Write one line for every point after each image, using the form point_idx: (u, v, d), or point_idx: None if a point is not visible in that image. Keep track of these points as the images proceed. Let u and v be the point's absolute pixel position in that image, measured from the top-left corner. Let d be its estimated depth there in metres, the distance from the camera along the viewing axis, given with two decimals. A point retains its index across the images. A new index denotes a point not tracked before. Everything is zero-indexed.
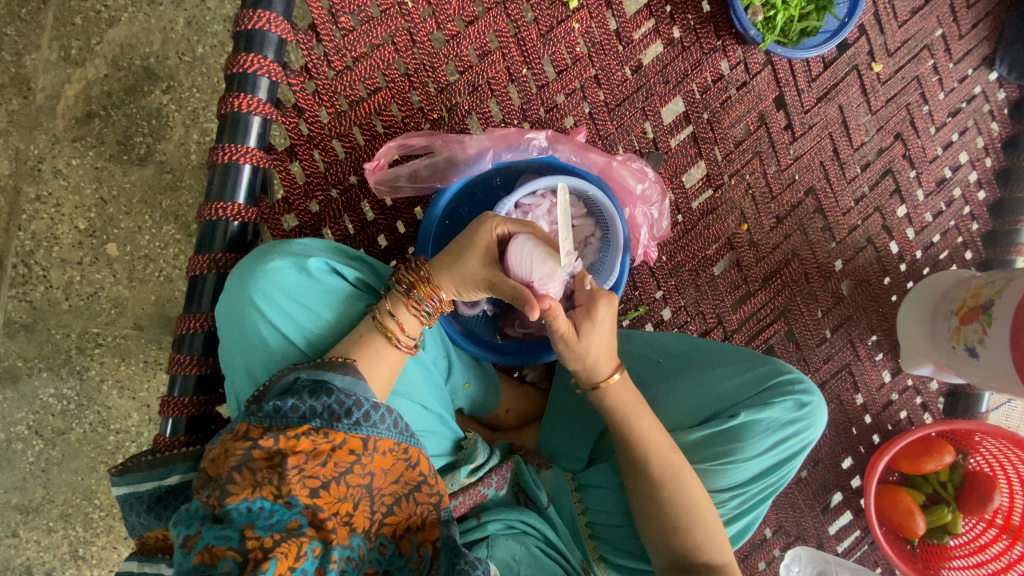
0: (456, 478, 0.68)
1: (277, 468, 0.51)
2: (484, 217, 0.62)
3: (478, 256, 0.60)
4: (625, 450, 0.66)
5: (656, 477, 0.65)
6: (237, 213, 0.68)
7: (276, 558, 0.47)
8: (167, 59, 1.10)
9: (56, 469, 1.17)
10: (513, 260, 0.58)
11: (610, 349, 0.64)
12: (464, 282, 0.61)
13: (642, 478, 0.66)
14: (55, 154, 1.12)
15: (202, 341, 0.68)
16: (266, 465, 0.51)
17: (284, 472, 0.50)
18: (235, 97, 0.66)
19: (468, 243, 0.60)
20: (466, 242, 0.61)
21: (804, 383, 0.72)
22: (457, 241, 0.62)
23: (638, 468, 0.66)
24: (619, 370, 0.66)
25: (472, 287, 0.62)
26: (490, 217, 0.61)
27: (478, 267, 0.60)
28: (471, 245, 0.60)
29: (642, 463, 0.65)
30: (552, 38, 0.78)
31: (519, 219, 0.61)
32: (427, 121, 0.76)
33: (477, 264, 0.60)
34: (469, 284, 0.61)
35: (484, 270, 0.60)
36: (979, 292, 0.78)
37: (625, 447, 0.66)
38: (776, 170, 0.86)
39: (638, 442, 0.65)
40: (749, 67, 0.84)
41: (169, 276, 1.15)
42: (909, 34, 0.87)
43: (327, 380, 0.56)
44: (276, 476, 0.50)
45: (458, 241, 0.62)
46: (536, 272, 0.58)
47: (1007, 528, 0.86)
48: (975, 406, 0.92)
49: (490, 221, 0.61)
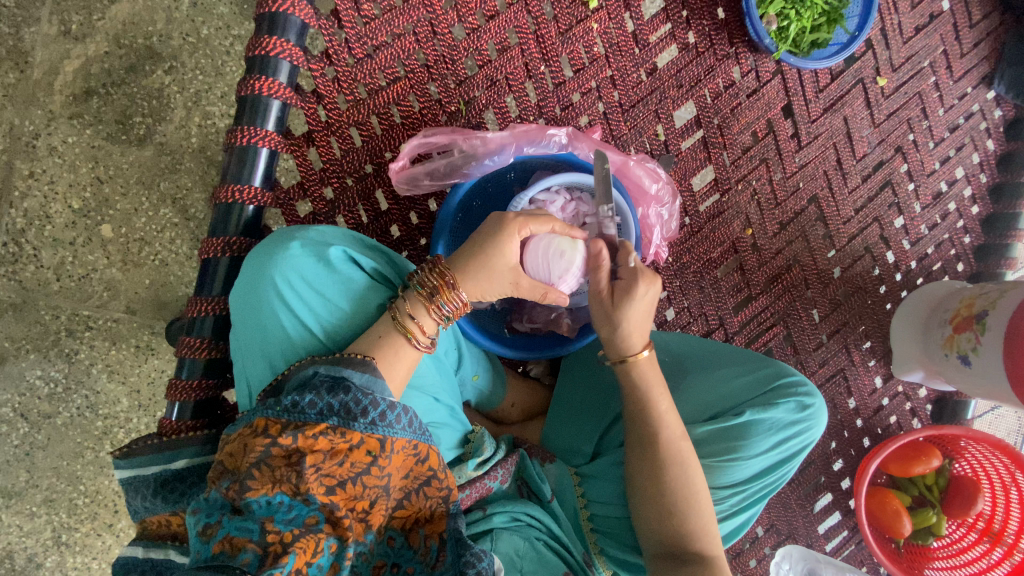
0: (464, 471, 0.69)
1: (295, 466, 0.51)
2: (504, 218, 0.63)
3: (503, 260, 0.62)
4: (639, 425, 0.68)
5: (666, 458, 0.66)
6: (253, 197, 0.68)
7: (294, 553, 0.48)
8: (171, 39, 1.08)
9: (41, 453, 1.14)
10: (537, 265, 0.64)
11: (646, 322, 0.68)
12: (490, 284, 0.63)
13: (650, 458, 0.67)
14: (51, 131, 1.09)
15: (212, 325, 0.68)
16: (284, 463, 0.51)
17: (303, 470, 0.51)
18: (256, 79, 0.66)
19: (496, 249, 0.62)
20: (493, 250, 0.62)
21: (806, 385, 0.74)
22: (482, 248, 0.62)
23: (645, 446, 0.67)
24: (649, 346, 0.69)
25: (495, 287, 0.63)
26: (513, 219, 0.62)
27: (504, 271, 0.62)
28: (499, 249, 0.62)
29: (652, 442, 0.67)
30: (571, 36, 0.78)
31: (540, 217, 0.63)
32: (445, 113, 0.76)
33: (503, 266, 0.62)
34: (495, 286, 0.63)
35: (512, 273, 0.63)
36: (972, 303, 0.81)
37: (639, 425, 0.67)
38: (782, 177, 0.88)
39: (652, 419, 0.67)
40: (760, 75, 0.86)
41: (165, 260, 1.13)
42: (912, 51, 0.90)
43: (345, 376, 0.56)
44: (295, 473, 0.51)
45: (483, 245, 0.62)
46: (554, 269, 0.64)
47: (988, 532, 0.89)
48: (962, 413, 0.95)
49: (515, 224, 0.62)
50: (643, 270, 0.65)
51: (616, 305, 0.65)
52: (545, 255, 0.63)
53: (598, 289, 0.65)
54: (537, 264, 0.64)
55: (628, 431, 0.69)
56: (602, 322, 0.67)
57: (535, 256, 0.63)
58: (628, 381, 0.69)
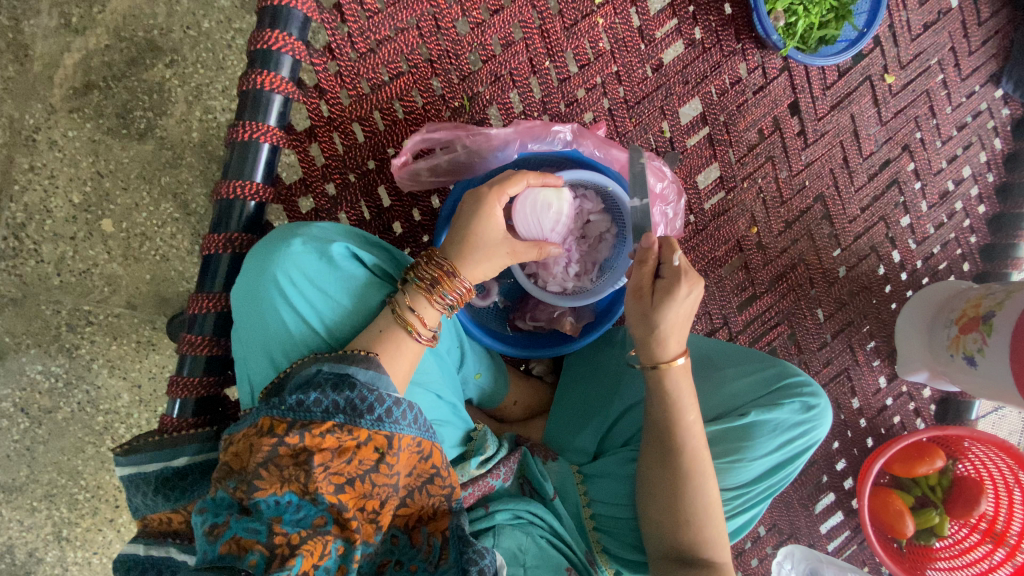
0: (467, 469, 0.68)
1: (303, 465, 0.51)
2: (479, 191, 0.62)
3: (489, 232, 0.61)
4: (659, 430, 0.67)
5: (687, 467, 0.65)
6: (255, 193, 0.67)
7: (302, 556, 0.48)
8: (172, 33, 1.07)
9: (42, 448, 1.14)
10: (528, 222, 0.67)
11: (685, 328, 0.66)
12: (486, 257, 0.62)
13: (670, 466, 0.66)
14: (52, 124, 1.08)
15: (213, 322, 0.67)
16: (292, 462, 0.51)
17: (311, 469, 0.50)
18: (257, 73, 0.65)
19: (476, 220, 0.61)
20: (475, 221, 0.61)
21: (811, 386, 0.73)
22: (463, 223, 0.62)
23: (663, 452, 0.67)
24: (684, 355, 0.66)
25: (490, 261, 0.62)
26: (488, 189, 0.62)
27: (494, 240, 0.62)
28: (480, 219, 0.61)
29: (673, 447, 0.66)
30: (576, 31, 0.78)
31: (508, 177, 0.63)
32: (448, 109, 0.75)
33: (491, 235, 0.62)
34: (492, 262, 0.63)
35: (503, 242, 0.62)
36: (978, 303, 0.81)
37: (664, 431, 0.66)
38: (788, 175, 0.88)
39: (678, 427, 0.66)
40: (767, 72, 0.85)
41: (166, 255, 1.13)
42: (920, 48, 0.89)
43: (350, 373, 0.55)
44: (303, 473, 0.50)
45: (466, 219, 0.62)
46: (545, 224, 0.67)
47: (991, 533, 0.89)
48: (965, 414, 0.95)
49: (491, 195, 0.62)
50: (689, 269, 0.63)
51: (657, 305, 0.63)
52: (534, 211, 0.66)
53: (640, 285, 0.64)
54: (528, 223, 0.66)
55: (650, 436, 0.68)
56: (639, 319, 0.65)
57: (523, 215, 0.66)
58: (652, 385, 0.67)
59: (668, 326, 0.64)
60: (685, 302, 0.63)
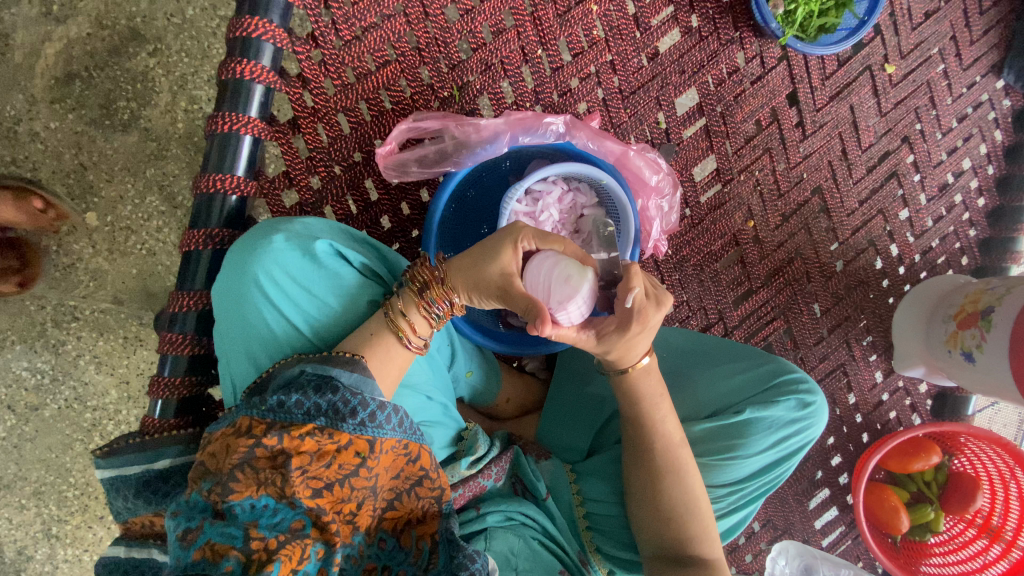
0: (456, 470, 0.67)
1: (280, 468, 0.49)
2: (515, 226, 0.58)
3: (498, 268, 0.56)
4: (636, 433, 0.65)
5: (661, 466, 0.64)
6: (236, 186, 0.65)
7: (280, 561, 0.46)
8: (155, 20, 1.04)
9: (29, 446, 1.12)
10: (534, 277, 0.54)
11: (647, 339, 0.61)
12: (479, 288, 0.57)
13: (644, 465, 0.66)
14: (33, 116, 1.04)
15: (195, 320, 0.65)
16: (269, 464, 0.49)
17: (288, 473, 0.48)
18: (236, 62, 0.62)
19: (492, 251, 0.56)
20: (490, 252, 0.56)
21: (808, 383, 0.72)
22: (481, 246, 0.58)
23: (640, 454, 0.66)
24: (649, 355, 0.63)
25: (487, 294, 0.57)
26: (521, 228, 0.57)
27: (493, 273, 0.56)
28: (496, 253, 0.56)
29: (649, 449, 0.65)
30: (570, 19, 0.75)
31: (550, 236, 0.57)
32: (437, 99, 0.73)
33: (492, 270, 0.55)
34: (484, 291, 0.57)
35: (501, 278, 0.55)
36: (978, 298, 0.78)
37: (636, 434, 0.65)
38: (785, 168, 0.86)
39: (646, 425, 0.65)
40: (765, 61, 0.83)
41: (152, 249, 1.10)
42: (922, 37, 0.87)
43: (333, 376, 0.54)
44: (280, 476, 0.48)
45: (482, 243, 0.58)
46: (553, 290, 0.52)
47: (987, 528, 0.88)
48: (962, 409, 0.94)
49: (519, 233, 0.57)
50: (643, 308, 0.57)
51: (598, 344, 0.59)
52: (549, 272, 0.52)
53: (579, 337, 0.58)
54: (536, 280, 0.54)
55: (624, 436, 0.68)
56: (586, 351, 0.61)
57: (537, 263, 0.54)
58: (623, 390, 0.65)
59: (619, 354, 0.61)
60: (636, 338, 0.59)
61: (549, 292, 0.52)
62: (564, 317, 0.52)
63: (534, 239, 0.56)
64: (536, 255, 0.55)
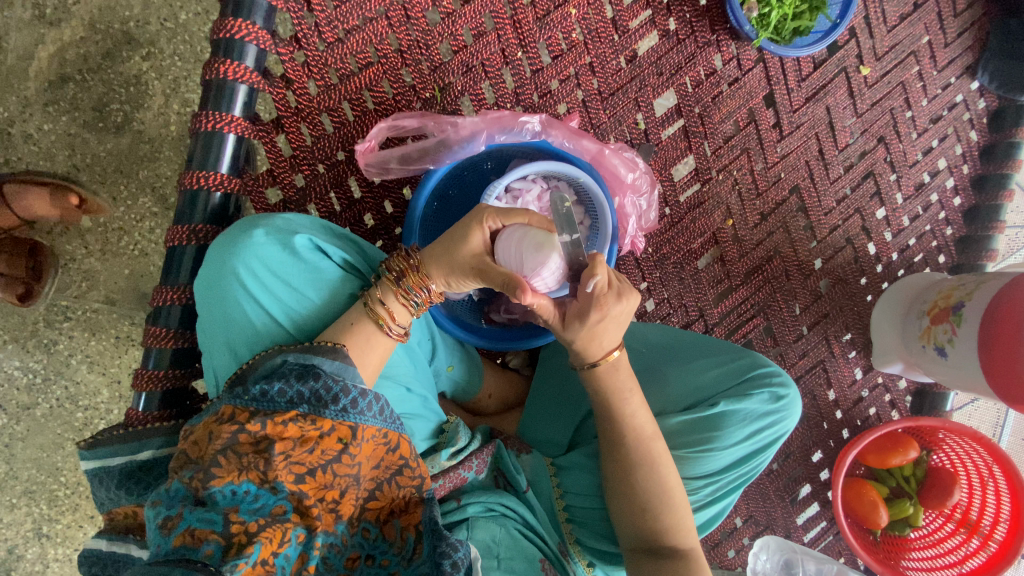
0: (437, 461, 0.68)
1: (264, 452, 0.50)
2: (481, 208, 0.60)
3: (468, 250, 0.58)
4: (609, 426, 0.67)
5: (633, 458, 0.66)
6: (220, 183, 0.67)
7: (261, 543, 0.47)
8: (148, 25, 1.06)
9: (20, 445, 1.13)
10: (505, 253, 0.56)
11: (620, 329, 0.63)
12: (453, 271, 0.59)
13: (617, 457, 0.67)
14: (26, 118, 1.06)
15: (179, 314, 0.67)
16: (252, 449, 0.50)
17: (271, 457, 0.50)
18: (220, 62, 0.64)
19: (461, 234, 0.58)
20: (459, 234, 0.59)
21: (780, 376, 0.74)
22: (451, 230, 0.60)
23: (613, 447, 0.67)
24: (618, 349, 0.65)
25: (462, 276, 0.59)
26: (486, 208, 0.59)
27: (464, 255, 0.58)
28: (464, 234, 0.58)
29: (621, 441, 0.66)
30: (549, 22, 0.77)
31: (513, 211, 0.59)
32: (419, 100, 0.75)
33: (464, 251, 0.58)
34: (459, 272, 0.59)
35: (473, 259, 0.58)
36: (950, 294, 0.80)
37: (609, 426, 0.67)
38: (763, 167, 0.88)
39: (618, 419, 0.66)
40: (742, 64, 0.85)
41: (144, 250, 1.12)
42: (897, 39, 0.89)
43: (316, 364, 0.56)
44: (263, 460, 0.50)
45: (453, 229, 0.60)
46: (528, 261, 0.53)
47: (965, 522, 0.89)
48: (941, 405, 0.95)
49: (485, 213, 0.59)
50: (602, 296, 0.58)
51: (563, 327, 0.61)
52: (518, 244, 0.54)
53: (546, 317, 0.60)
54: (508, 255, 0.55)
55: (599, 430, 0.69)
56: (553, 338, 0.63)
57: (506, 239, 0.56)
58: (594, 384, 0.66)
59: (582, 343, 0.62)
60: (597, 325, 0.60)
61: (521, 262, 0.54)
62: (542, 281, 0.54)
63: (499, 218, 0.58)
64: (504, 230, 0.57)
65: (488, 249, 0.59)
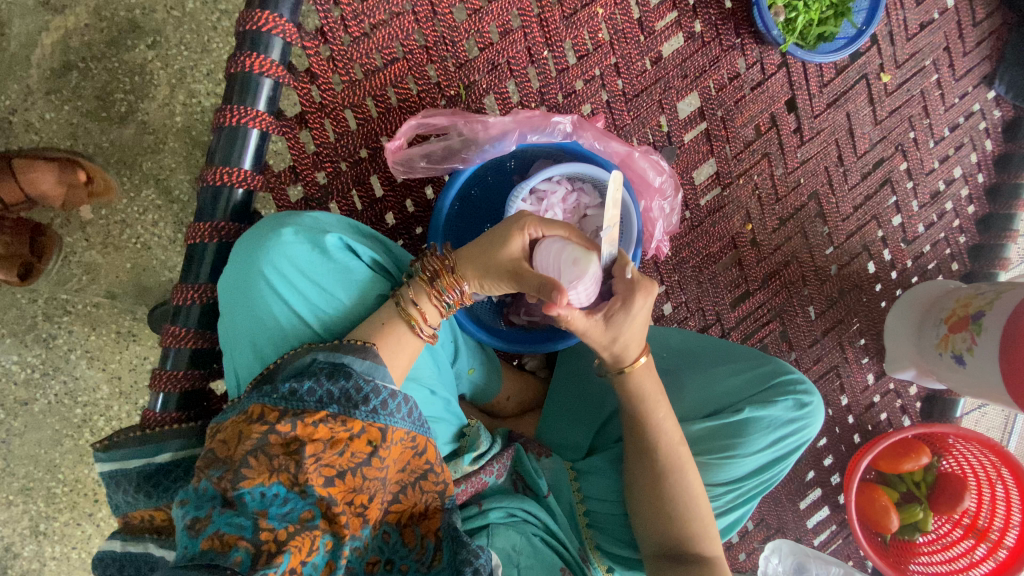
0: (460, 466, 0.67)
1: (294, 454, 0.49)
2: (521, 215, 0.59)
3: (506, 255, 0.57)
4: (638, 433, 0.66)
5: (661, 466, 0.65)
6: (243, 180, 0.65)
7: (290, 552, 0.46)
8: (155, 13, 1.03)
9: (17, 441, 1.10)
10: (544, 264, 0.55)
11: (644, 331, 0.62)
12: (488, 273, 0.58)
13: (646, 463, 0.66)
14: (28, 106, 1.03)
15: (198, 313, 0.65)
16: (282, 451, 0.50)
17: (302, 459, 0.49)
18: (246, 56, 0.62)
19: (501, 240, 0.57)
20: (500, 239, 0.57)
21: (804, 384, 0.74)
22: (489, 235, 0.59)
23: (642, 453, 0.66)
24: (645, 353, 0.64)
25: (495, 278, 0.58)
26: (528, 216, 0.58)
27: (502, 259, 0.57)
28: (503, 241, 0.57)
29: (651, 448, 0.66)
30: (576, 21, 0.76)
31: (554, 222, 0.58)
32: (444, 97, 0.74)
33: (502, 256, 0.57)
34: (495, 277, 0.58)
35: (510, 264, 0.57)
36: (968, 303, 0.81)
37: (639, 433, 0.66)
38: (783, 172, 0.87)
39: (647, 426, 0.65)
40: (765, 68, 0.84)
41: (148, 244, 1.09)
42: (917, 47, 0.89)
43: (346, 364, 0.54)
44: (293, 463, 0.49)
45: (490, 233, 0.59)
46: (564, 273, 0.53)
47: (973, 529, 0.90)
48: (951, 411, 0.96)
49: (527, 221, 0.57)
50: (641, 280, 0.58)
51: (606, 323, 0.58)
52: (558, 256, 0.54)
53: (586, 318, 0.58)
54: (546, 264, 0.55)
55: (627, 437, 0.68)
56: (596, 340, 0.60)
57: (547, 248, 0.55)
58: (623, 391, 0.65)
59: (622, 345, 0.61)
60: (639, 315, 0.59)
61: (559, 272, 0.54)
62: (579, 295, 0.54)
63: (539, 226, 0.57)
64: (545, 241, 0.56)
65: (526, 256, 0.58)
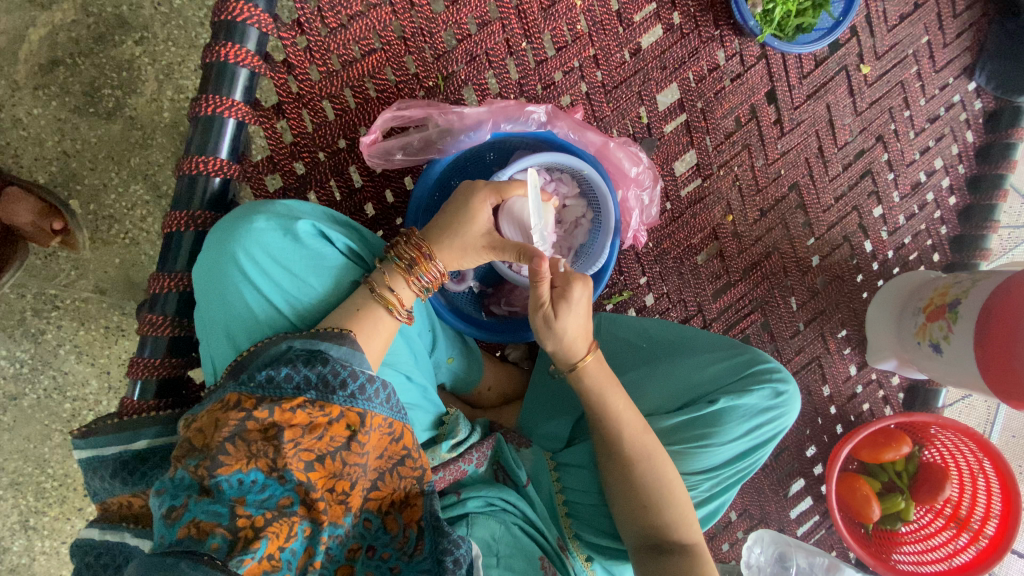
0: (438, 453, 0.67)
1: (273, 440, 0.50)
2: (473, 185, 0.63)
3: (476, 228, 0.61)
4: (602, 425, 0.67)
5: (629, 453, 0.66)
6: (220, 169, 0.65)
7: (267, 538, 0.46)
8: (142, 8, 1.03)
9: (6, 436, 1.11)
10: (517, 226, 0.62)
11: (587, 328, 0.65)
12: (465, 253, 0.61)
13: (614, 454, 0.67)
14: (15, 101, 1.03)
15: (176, 302, 0.66)
16: (261, 437, 0.50)
17: (281, 445, 0.49)
18: (221, 45, 0.63)
19: (464, 213, 0.61)
20: (463, 212, 0.61)
21: (780, 372, 0.74)
22: (449, 210, 0.61)
23: (608, 444, 0.67)
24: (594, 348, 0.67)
25: (472, 256, 0.62)
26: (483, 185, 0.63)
27: (473, 233, 0.61)
28: (468, 213, 0.61)
29: (617, 439, 0.66)
30: (554, 12, 0.77)
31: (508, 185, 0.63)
32: (423, 88, 0.74)
33: (472, 230, 0.61)
34: (469, 253, 0.61)
35: (484, 236, 0.61)
36: (946, 291, 0.81)
37: (605, 425, 0.67)
38: (764, 163, 0.88)
39: (612, 416, 0.66)
40: (744, 59, 0.85)
41: (136, 239, 1.09)
42: (896, 39, 0.89)
43: (323, 350, 0.55)
44: (271, 448, 0.49)
45: (449, 209, 0.62)
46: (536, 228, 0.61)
47: (954, 518, 0.91)
48: (933, 402, 0.97)
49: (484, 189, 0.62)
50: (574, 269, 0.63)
51: (556, 315, 0.62)
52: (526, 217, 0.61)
53: (539, 303, 0.62)
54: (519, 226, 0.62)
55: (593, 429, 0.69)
56: (543, 330, 0.64)
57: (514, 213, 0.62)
58: (579, 386, 0.67)
59: (574, 335, 0.64)
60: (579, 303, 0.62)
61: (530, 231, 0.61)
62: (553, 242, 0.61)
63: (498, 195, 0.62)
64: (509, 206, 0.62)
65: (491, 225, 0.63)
